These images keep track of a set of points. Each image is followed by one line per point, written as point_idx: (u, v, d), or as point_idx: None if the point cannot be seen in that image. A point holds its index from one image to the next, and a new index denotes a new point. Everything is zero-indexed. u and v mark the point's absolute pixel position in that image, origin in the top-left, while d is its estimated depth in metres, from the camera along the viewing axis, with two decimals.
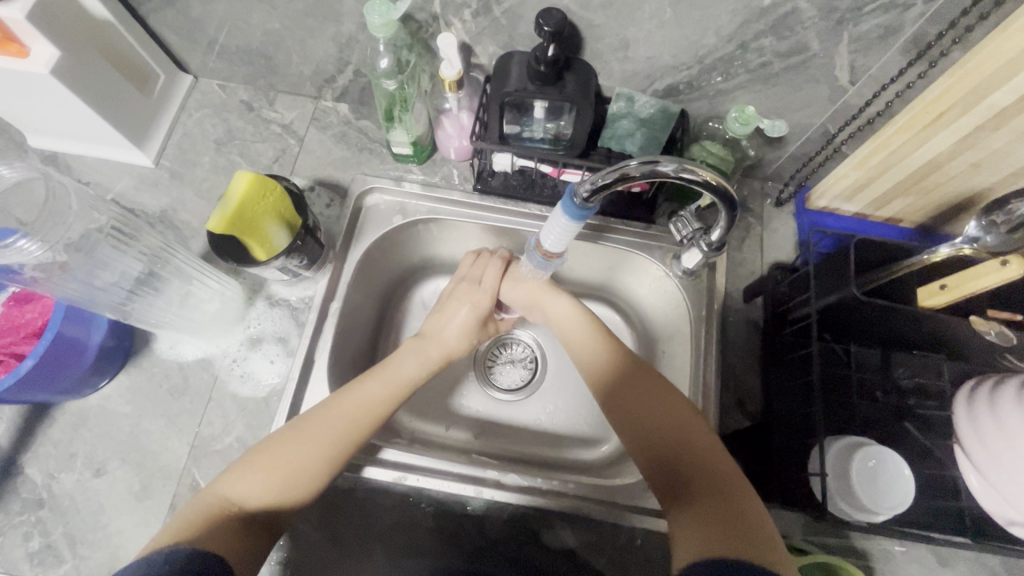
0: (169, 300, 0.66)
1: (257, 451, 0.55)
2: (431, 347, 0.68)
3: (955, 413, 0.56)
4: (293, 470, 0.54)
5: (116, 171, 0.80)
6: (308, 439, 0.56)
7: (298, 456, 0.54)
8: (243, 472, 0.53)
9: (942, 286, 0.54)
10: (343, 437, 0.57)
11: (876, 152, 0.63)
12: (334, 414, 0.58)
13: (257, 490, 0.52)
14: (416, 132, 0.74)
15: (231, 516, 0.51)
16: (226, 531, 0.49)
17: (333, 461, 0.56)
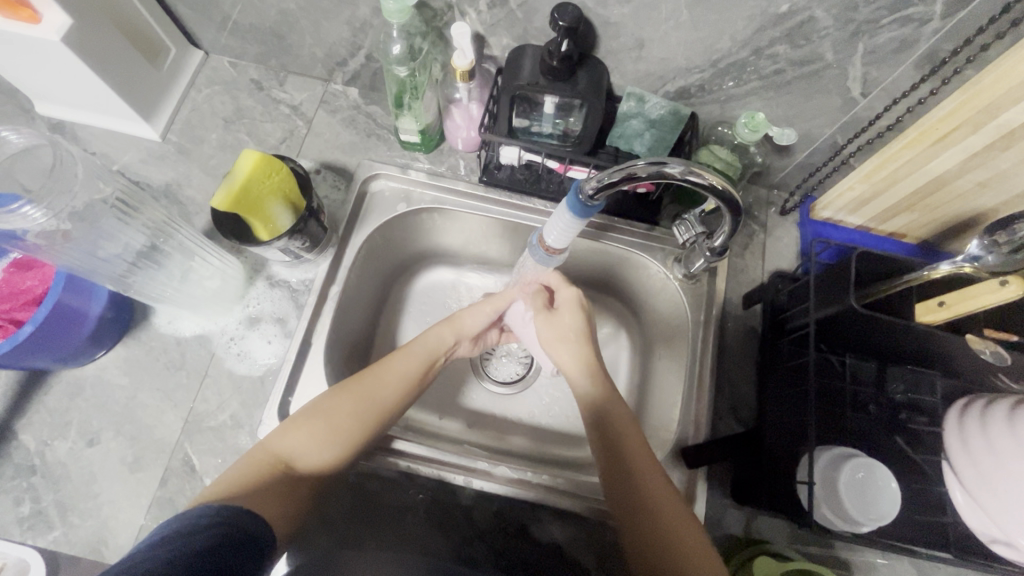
0: (169, 275, 0.66)
1: (303, 412, 0.58)
2: (455, 322, 0.70)
3: (945, 430, 0.56)
4: (333, 434, 0.56)
5: (123, 142, 0.80)
6: (352, 399, 0.59)
7: (339, 418, 0.57)
8: (290, 432, 0.56)
9: (940, 303, 0.53)
10: (379, 402, 0.60)
11: (883, 166, 0.63)
12: (371, 380, 0.61)
13: (300, 450, 0.55)
14: (426, 120, 0.73)
15: (276, 475, 0.53)
16: (271, 491, 0.51)
17: (373, 422, 0.59)
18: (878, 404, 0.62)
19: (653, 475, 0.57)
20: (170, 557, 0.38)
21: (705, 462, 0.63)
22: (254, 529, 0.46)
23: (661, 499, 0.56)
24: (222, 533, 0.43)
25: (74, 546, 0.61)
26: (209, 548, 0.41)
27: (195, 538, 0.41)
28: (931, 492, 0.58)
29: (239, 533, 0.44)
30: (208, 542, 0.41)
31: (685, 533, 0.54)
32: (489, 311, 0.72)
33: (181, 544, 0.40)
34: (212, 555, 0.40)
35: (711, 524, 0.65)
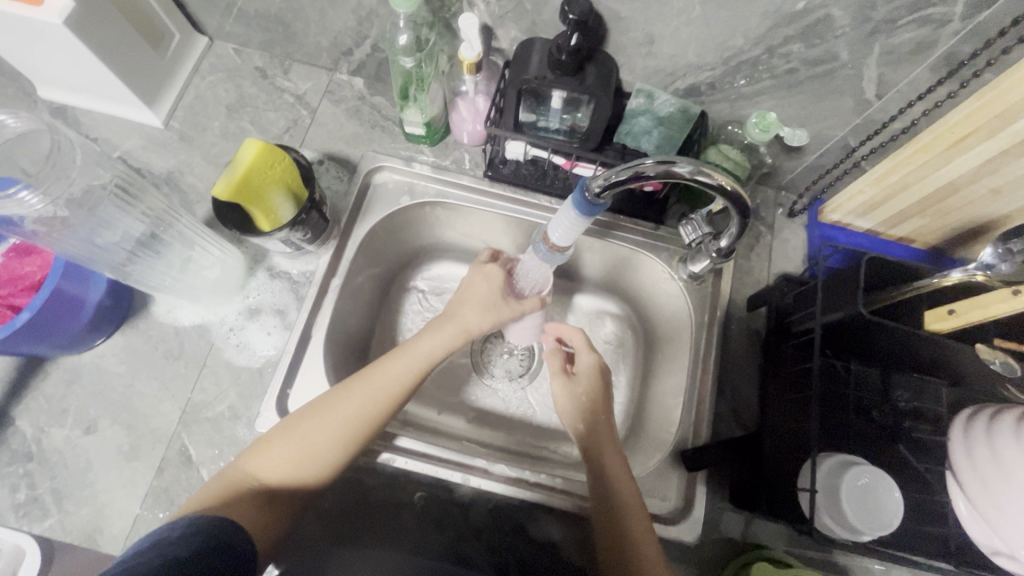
0: (169, 265, 0.65)
1: (284, 425, 0.57)
2: (453, 328, 0.65)
3: (950, 439, 0.55)
4: (313, 453, 0.55)
5: (125, 128, 0.79)
6: (331, 417, 0.56)
7: (319, 438, 0.55)
8: (268, 447, 0.55)
9: (950, 311, 0.52)
10: (362, 419, 0.57)
11: (895, 170, 0.62)
12: (352, 396, 0.57)
13: (275, 466, 0.54)
14: (431, 113, 0.72)
15: (256, 492, 0.53)
16: (250, 508, 0.52)
17: (352, 441, 0.56)
18: (881, 411, 0.61)
19: (635, 510, 0.56)
20: (146, 566, 0.40)
21: (703, 465, 0.62)
22: (238, 539, 0.48)
23: (639, 534, 0.55)
24: (203, 542, 0.45)
25: (70, 534, 0.61)
26: (188, 557, 0.43)
27: (174, 547, 0.43)
28: (933, 502, 0.57)
29: (222, 542, 0.46)
30: (188, 551, 0.43)
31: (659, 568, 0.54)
32: (495, 318, 0.66)
33: (159, 554, 0.42)
34: (190, 564, 0.42)
35: (709, 528, 0.65)
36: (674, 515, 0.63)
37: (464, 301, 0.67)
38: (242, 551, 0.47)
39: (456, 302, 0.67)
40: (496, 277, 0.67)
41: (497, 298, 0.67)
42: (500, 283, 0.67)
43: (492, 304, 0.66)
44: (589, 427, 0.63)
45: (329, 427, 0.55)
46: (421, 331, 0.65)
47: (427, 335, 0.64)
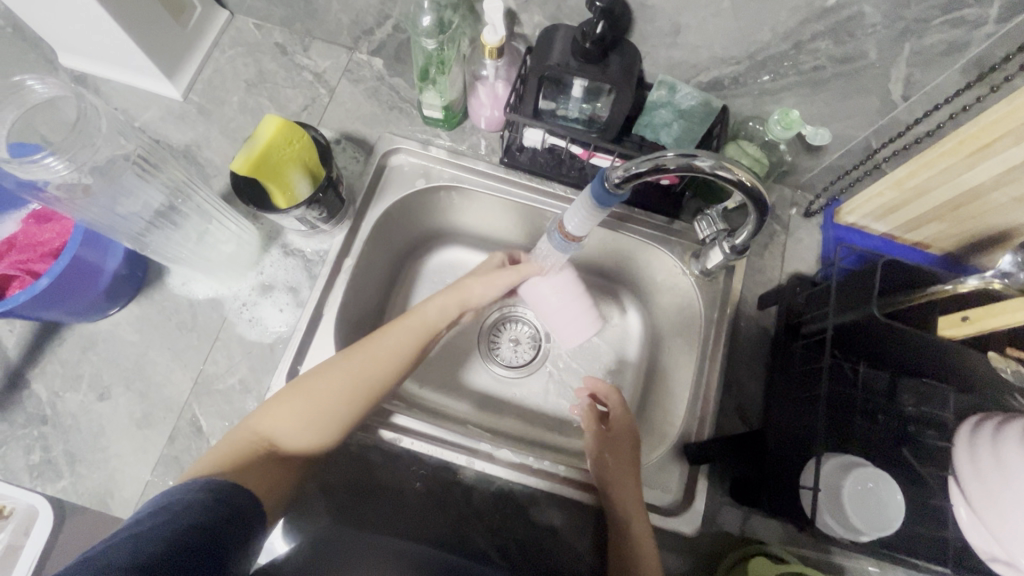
0: (186, 236, 0.66)
1: (292, 387, 0.58)
2: (454, 294, 0.70)
3: (954, 444, 0.56)
4: (321, 414, 0.57)
5: (144, 99, 0.79)
6: (338, 377, 0.58)
7: (323, 396, 0.57)
8: (276, 410, 0.57)
9: (964, 318, 0.53)
10: (366, 381, 0.59)
11: (916, 173, 0.62)
12: (358, 357, 0.60)
13: (285, 430, 0.56)
14: (450, 96, 0.72)
15: (268, 454, 0.55)
16: (260, 468, 0.53)
17: (359, 400, 0.59)
18: (888, 414, 0.61)
19: (641, 520, 0.59)
20: (164, 530, 0.41)
21: (706, 459, 0.63)
22: (248, 507, 0.49)
23: (644, 541, 0.58)
24: (218, 509, 0.46)
25: (82, 496, 0.62)
26: (204, 521, 0.44)
27: (189, 512, 0.44)
28: (935, 506, 0.57)
29: (233, 510, 0.47)
30: (203, 516, 0.44)
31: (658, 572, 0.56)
32: (498, 286, 0.71)
33: (176, 516, 0.43)
34: (207, 528, 0.43)
35: (709, 522, 0.65)
36: (676, 506, 0.64)
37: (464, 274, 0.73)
38: (251, 519, 0.48)
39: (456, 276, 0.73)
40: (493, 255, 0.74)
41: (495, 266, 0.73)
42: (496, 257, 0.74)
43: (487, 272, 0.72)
44: (604, 447, 0.65)
45: (335, 386, 0.58)
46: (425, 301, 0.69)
47: (429, 303, 0.69)
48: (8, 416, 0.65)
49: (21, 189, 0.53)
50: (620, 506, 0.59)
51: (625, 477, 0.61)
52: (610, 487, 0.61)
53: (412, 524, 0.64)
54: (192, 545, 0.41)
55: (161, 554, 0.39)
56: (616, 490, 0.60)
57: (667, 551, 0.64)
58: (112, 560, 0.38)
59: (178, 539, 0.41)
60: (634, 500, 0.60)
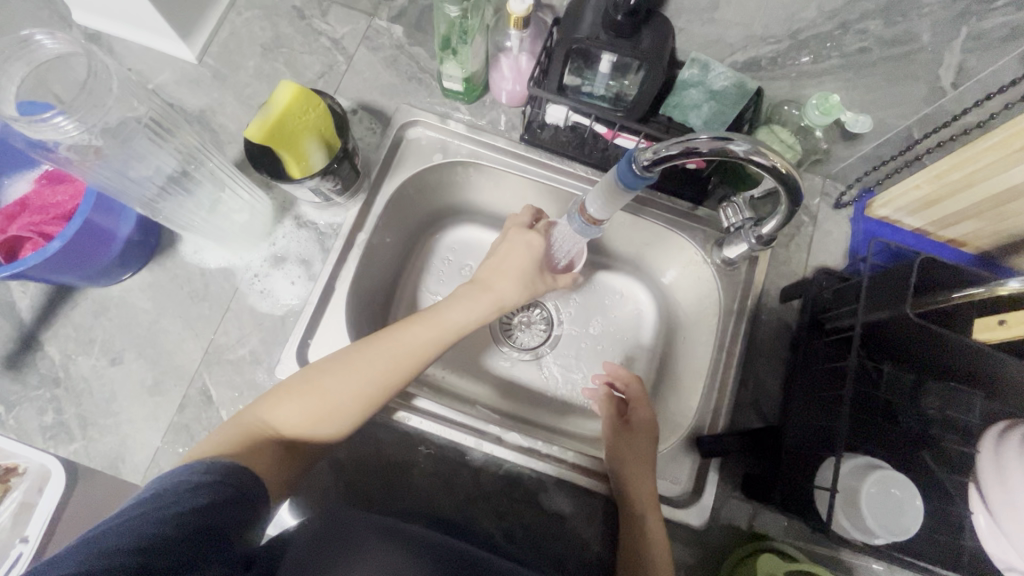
0: (198, 204, 0.64)
1: (304, 376, 0.57)
2: (487, 296, 0.64)
3: (979, 452, 0.53)
4: (331, 409, 0.56)
5: (158, 60, 0.77)
6: (354, 374, 0.56)
7: (338, 394, 0.56)
8: (287, 399, 0.56)
9: (1000, 322, 0.51)
10: (383, 383, 0.57)
11: (958, 167, 0.58)
12: (377, 355, 0.58)
13: (293, 419, 0.55)
14: (471, 68, 0.70)
15: (273, 441, 0.54)
16: (267, 455, 0.53)
17: (372, 399, 0.57)
18: (910, 416, 0.59)
19: (653, 513, 0.59)
20: (167, 514, 0.41)
21: (718, 452, 0.62)
22: (255, 489, 0.48)
23: (655, 535, 0.58)
24: (220, 490, 0.45)
25: (94, 460, 0.63)
26: (207, 506, 0.43)
27: (192, 496, 0.43)
28: (952, 512, 0.55)
29: (239, 491, 0.47)
30: (206, 500, 0.44)
31: (668, 567, 0.56)
32: (524, 288, 0.66)
33: (179, 499, 0.42)
34: (211, 513, 0.43)
35: (717, 515, 0.64)
36: (685, 498, 0.63)
37: (500, 268, 0.66)
38: (258, 501, 0.48)
39: (491, 267, 0.66)
40: (536, 245, 0.66)
41: (536, 270, 0.66)
42: (540, 253, 0.66)
43: (527, 275, 0.66)
44: (614, 439, 0.65)
45: (350, 383, 0.56)
46: (453, 296, 0.65)
47: (459, 300, 0.64)
48: (21, 378, 0.65)
49: (31, 149, 0.51)
50: (638, 504, 0.59)
51: (640, 471, 0.61)
52: (626, 483, 0.60)
53: (419, 502, 0.65)
54: (196, 529, 0.41)
55: (163, 540, 0.39)
56: (634, 487, 0.60)
57: (673, 542, 0.63)
58: (110, 547, 0.37)
59: (181, 523, 0.41)
60: (648, 499, 0.59)
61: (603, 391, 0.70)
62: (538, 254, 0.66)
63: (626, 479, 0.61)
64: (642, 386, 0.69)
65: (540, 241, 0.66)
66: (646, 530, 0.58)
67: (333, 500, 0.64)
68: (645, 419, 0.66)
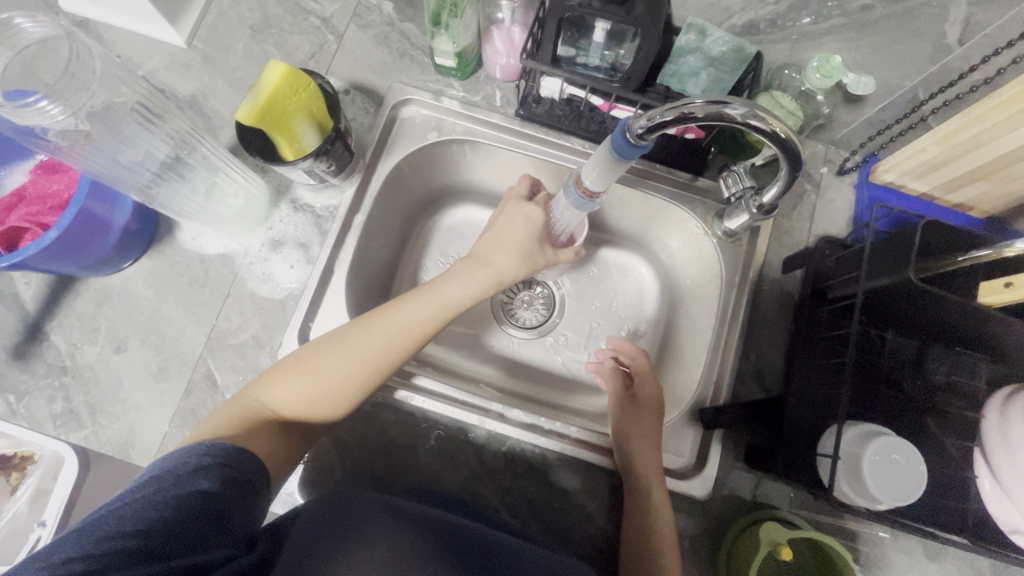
0: (193, 190, 0.64)
1: (299, 357, 0.57)
2: (484, 273, 0.62)
3: (984, 417, 0.54)
4: (328, 387, 0.56)
5: (147, 46, 0.76)
6: (348, 354, 0.56)
7: (331, 372, 0.56)
8: (282, 381, 0.56)
9: (1006, 284, 0.50)
10: (379, 359, 0.57)
11: (964, 129, 0.57)
12: (371, 335, 0.57)
13: (289, 399, 0.56)
14: (463, 42, 0.68)
15: (272, 421, 0.55)
16: (265, 435, 0.53)
17: (371, 377, 0.57)
18: (914, 382, 0.59)
19: (658, 487, 0.60)
20: (168, 497, 0.42)
21: (719, 424, 0.62)
22: (258, 473, 0.49)
23: (660, 506, 0.58)
24: (224, 472, 0.46)
25: (104, 445, 0.64)
26: (211, 489, 0.44)
27: (196, 480, 0.44)
28: (958, 477, 0.55)
29: (242, 474, 0.48)
30: (211, 484, 0.45)
31: (671, 539, 0.57)
32: (526, 263, 0.63)
33: (183, 482, 0.44)
34: (213, 498, 0.44)
35: (720, 484, 0.65)
36: (687, 470, 0.64)
37: (497, 241, 0.64)
38: (261, 485, 0.49)
39: (488, 242, 0.64)
40: (535, 216, 0.63)
41: (533, 243, 0.63)
42: (540, 225, 0.63)
43: (526, 248, 0.63)
44: (618, 417, 0.65)
45: (346, 362, 0.56)
46: (448, 274, 0.63)
47: (453, 279, 0.62)
48: (29, 367, 0.66)
49: (21, 137, 0.51)
50: (644, 476, 0.60)
51: (645, 443, 0.62)
52: (631, 456, 0.61)
53: (425, 479, 0.65)
54: (198, 512, 0.42)
55: (164, 524, 0.41)
56: (640, 459, 0.61)
57: (678, 513, 0.64)
58: (112, 529, 0.39)
59: (183, 507, 0.42)
60: (653, 472, 0.60)
61: (605, 364, 0.71)
62: (537, 226, 0.63)
63: (629, 453, 0.61)
64: (647, 359, 0.70)
65: (540, 214, 0.64)
66: (653, 505, 0.58)
67: (339, 480, 0.65)
68: (653, 398, 0.66)
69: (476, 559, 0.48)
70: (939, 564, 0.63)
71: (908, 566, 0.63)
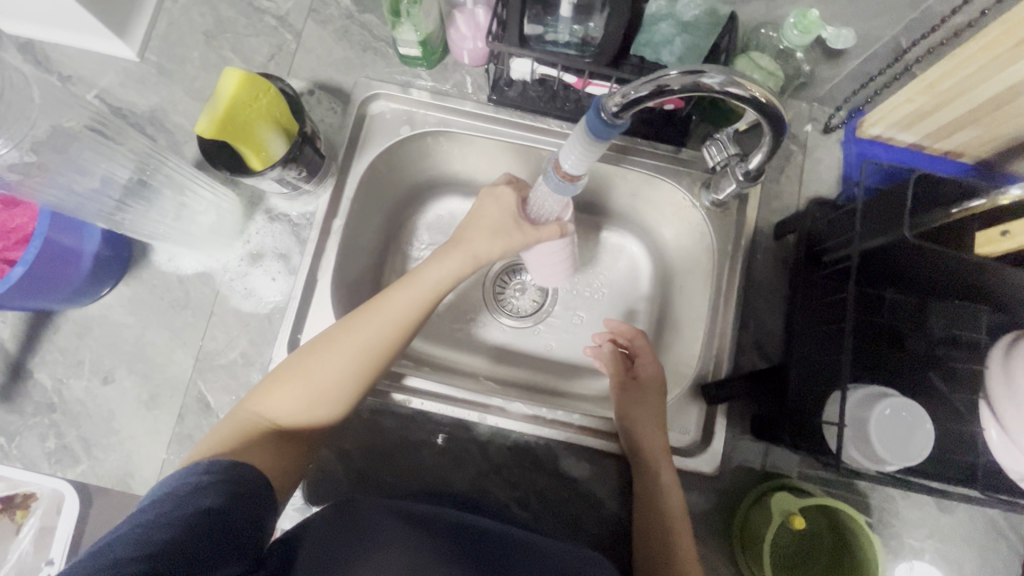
0: (162, 212, 0.63)
1: (288, 364, 0.55)
2: (462, 253, 0.62)
3: (987, 367, 0.53)
4: (324, 388, 0.54)
5: (98, 63, 0.73)
6: (340, 350, 0.55)
7: (324, 371, 0.54)
8: (272, 389, 0.54)
9: (1003, 232, 0.49)
10: (371, 350, 0.55)
11: (950, 74, 0.55)
12: (358, 328, 0.56)
13: (283, 407, 0.54)
14: (427, 29, 0.65)
15: (269, 431, 0.53)
16: (262, 447, 0.51)
17: (367, 370, 0.55)
18: (917, 339, 0.58)
19: (667, 468, 0.59)
20: (172, 518, 0.40)
21: (722, 398, 0.61)
22: (263, 485, 0.47)
23: (668, 486, 0.58)
24: (227, 488, 0.44)
25: (102, 479, 0.63)
26: (215, 506, 0.42)
27: (200, 498, 0.42)
28: (965, 430, 0.55)
29: (248, 490, 0.46)
30: (215, 501, 0.43)
31: (683, 518, 0.57)
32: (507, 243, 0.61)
33: (184, 503, 0.41)
34: (220, 514, 0.42)
35: (729, 458, 0.64)
36: (693, 447, 0.63)
37: (472, 226, 0.63)
38: (266, 499, 0.47)
39: (463, 227, 0.63)
40: (506, 196, 0.62)
41: (510, 221, 0.61)
42: (513, 204, 0.62)
43: (503, 228, 0.61)
44: (621, 401, 0.64)
45: (337, 358, 0.54)
46: (430, 259, 0.62)
47: (435, 262, 0.61)
48: (16, 407, 0.64)
49: None
50: (651, 460, 0.59)
51: (649, 424, 0.61)
52: (636, 440, 0.60)
53: (432, 479, 0.65)
54: (206, 530, 0.40)
55: (172, 544, 0.38)
56: (645, 442, 0.60)
57: (688, 491, 0.63)
58: (116, 554, 0.37)
59: (188, 527, 0.40)
60: (660, 454, 0.59)
61: (606, 348, 0.69)
62: (512, 206, 0.62)
63: (636, 436, 0.61)
64: (646, 338, 0.67)
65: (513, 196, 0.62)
66: (663, 488, 0.58)
67: (346, 489, 0.64)
68: (653, 375, 0.65)
69: (490, 555, 0.47)
70: (951, 516, 0.63)
71: (921, 520, 0.63)
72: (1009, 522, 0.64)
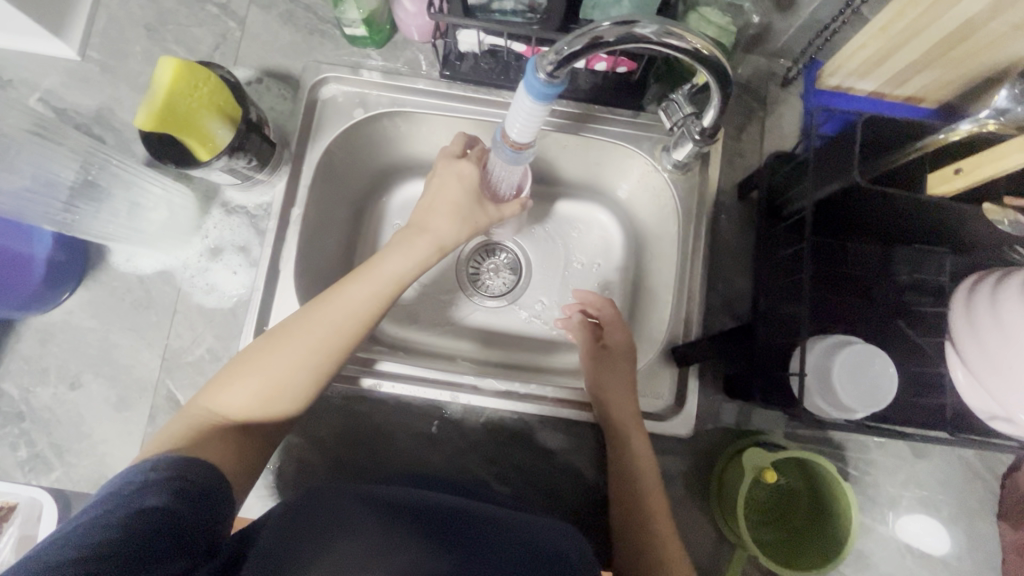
0: (114, 212, 0.62)
1: (244, 358, 0.54)
2: (423, 241, 0.59)
3: (950, 309, 0.53)
4: (281, 383, 0.53)
5: (38, 64, 0.71)
6: (296, 345, 0.53)
7: (280, 366, 0.53)
8: (228, 384, 0.53)
9: (956, 171, 0.48)
10: (329, 344, 0.54)
11: (904, 14, 0.53)
12: (315, 321, 0.54)
13: (238, 402, 0.52)
14: (370, 6, 0.64)
15: (224, 426, 0.52)
16: (217, 441, 0.50)
17: (325, 364, 0.54)
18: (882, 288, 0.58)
19: (638, 434, 0.59)
20: (113, 520, 0.40)
21: (692, 359, 0.61)
22: (216, 482, 0.47)
23: (639, 451, 0.58)
24: (174, 485, 0.44)
25: (77, 484, 0.63)
26: (160, 505, 0.42)
27: (143, 497, 0.42)
28: (931, 373, 0.55)
29: (198, 487, 0.45)
30: (162, 499, 0.42)
31: (655, 479, 0.58)
32: (466, 225, 0.61)
33: (128, 502, 0.41)
34: (167, 512, 0.42)
35: (704, 420, 0.64)
36: (667, 411, 0.63)
37: (431, 207, 0.60)
38: (219, 494, 0.46)
39: (424, 209, 0.61)
40: (467, 170, 0.60)
41: (473, 202, 0.61)
42: (474, 181, 0.61)
43: (465, 210, 0.60)
44: (592, 370, 0.63)
45: (295, 352, 0.53)
46: (390, 248, 0.59)
47: (396, 252, 0.59)
48: None
49: None
50: (621, 426, 0.59)
51: (620, 392, 0.61)
52: (607, 408, 0.60)
53: (409, 461, 0.65)
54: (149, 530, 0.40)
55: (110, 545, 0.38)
56: (615, 409, 0.60)
57: (665, 455, 0.64)
58: (53, 560, 0.37)
59: (130, 527, 0.40)
60: (630, 419, 0.59)
61: (575, 317, 0.69)
62: (473, 182, 0.61)
63: (606, 404, 0.60)
64: (614, 307, 0.67)
65: (474, 171, 0.61)
66: (635, 453, 0.58)
67: (323, 476, 0.64)
68: (620, 342, 0.65)
69: (454, 531, 0.46)
70: (927, 460, 0.64)
71: (897, 467, 0.64)
72: (984, 462, 0.64)
